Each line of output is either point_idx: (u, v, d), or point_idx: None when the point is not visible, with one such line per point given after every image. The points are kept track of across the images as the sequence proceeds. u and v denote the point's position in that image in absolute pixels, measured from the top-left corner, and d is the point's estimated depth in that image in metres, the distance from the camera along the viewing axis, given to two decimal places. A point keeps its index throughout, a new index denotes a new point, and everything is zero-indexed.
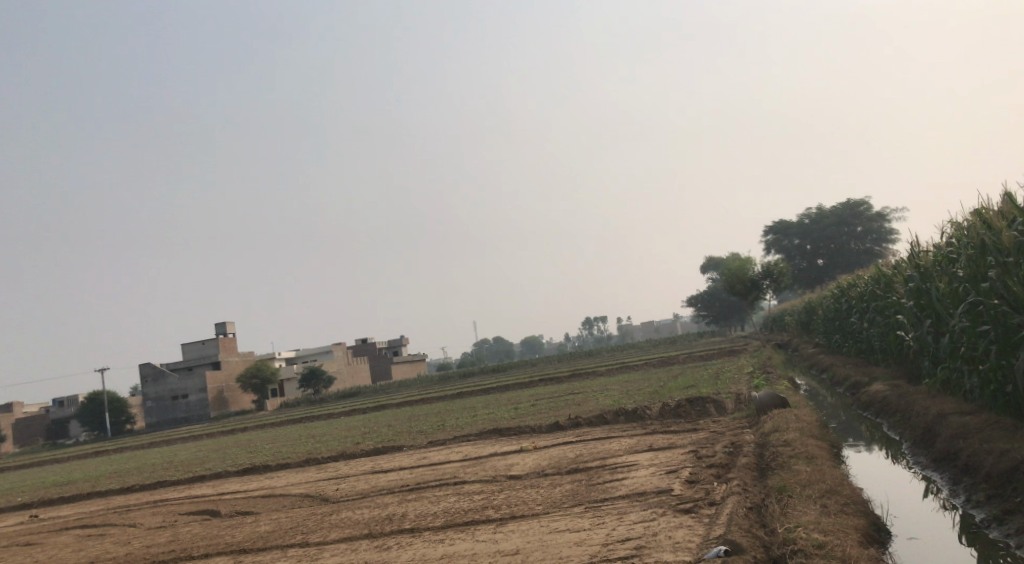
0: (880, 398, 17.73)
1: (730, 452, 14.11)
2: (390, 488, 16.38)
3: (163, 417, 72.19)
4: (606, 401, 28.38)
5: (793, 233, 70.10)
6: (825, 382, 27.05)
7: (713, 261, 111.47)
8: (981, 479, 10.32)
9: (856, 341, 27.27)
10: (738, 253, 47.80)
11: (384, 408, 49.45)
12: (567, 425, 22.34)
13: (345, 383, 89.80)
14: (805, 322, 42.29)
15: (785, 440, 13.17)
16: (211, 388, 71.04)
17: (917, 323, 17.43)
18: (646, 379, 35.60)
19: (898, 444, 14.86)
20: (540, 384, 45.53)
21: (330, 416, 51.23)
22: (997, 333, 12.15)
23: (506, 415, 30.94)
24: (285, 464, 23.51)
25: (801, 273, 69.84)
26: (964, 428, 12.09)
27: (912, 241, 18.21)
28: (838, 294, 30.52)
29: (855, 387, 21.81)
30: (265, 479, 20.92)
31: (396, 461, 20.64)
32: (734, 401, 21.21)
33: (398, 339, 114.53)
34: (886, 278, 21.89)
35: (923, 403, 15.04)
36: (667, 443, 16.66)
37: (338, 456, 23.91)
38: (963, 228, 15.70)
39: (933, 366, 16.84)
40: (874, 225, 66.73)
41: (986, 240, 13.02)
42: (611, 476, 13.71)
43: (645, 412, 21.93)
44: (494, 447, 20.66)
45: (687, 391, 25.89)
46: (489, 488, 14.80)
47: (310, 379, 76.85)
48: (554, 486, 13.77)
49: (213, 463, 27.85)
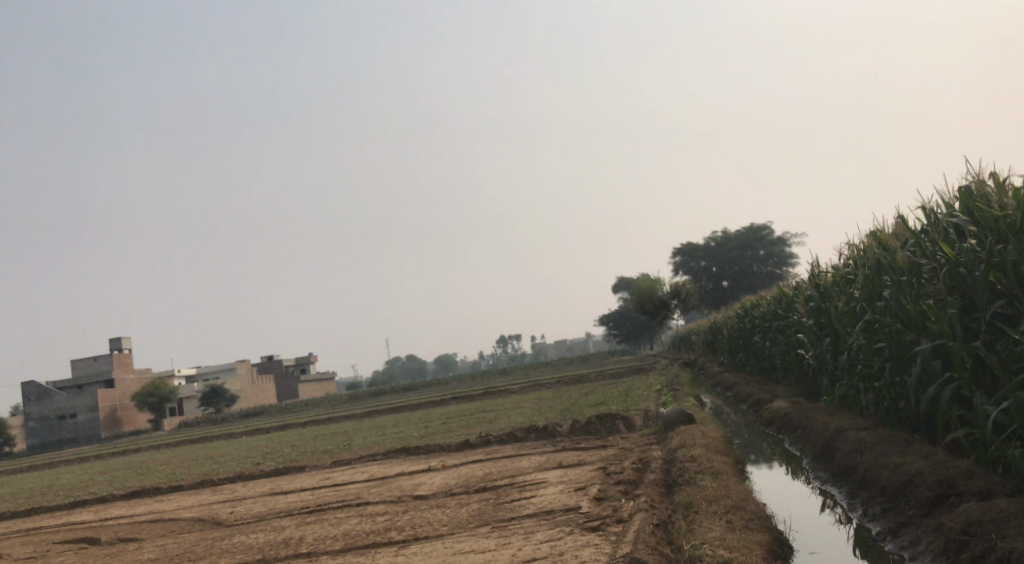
0: (782, 415, 18.07)
1: (638, 468, 14.15)
2: (291, 510, 15.91)
3: (49, 439, 69.10)
4: (516, 419, 28.33)
5: (700, 255, 71.60)
6: (730, 400, 27.53)
7: (623, 281, 112.97)
8: (877, 492, 10.51)
9: (759, 359, 27.87)
10: (647, 273, 48.46)
11: (289, 427, 48.43)
12: (475, 443, 22.15)
13: (249, 402, 87.71)
14: (711, 340, 43.12)
15: (690, 456, 13.26)
16: (103, 407, 68.39)
17: (817, 341, 17.85)
18: (556, 396, 35.71)
19: (799, 460, 15.12)
20: (449, 403, 45.23)
21: (232, 436, 49.87)
22: (891, 351, 12.45)
23: (414, 434, 30.58)
24: (179, 487, 22.69)
25: (707, 294, 71.26)
26: (860, 443, 12.35)
27: (811, 262, 18.68)
28: (742, 314, 31.20)
29: (758, 405, 22.22)
30: (158, 502, 20.14)
31: (299, 482, 20.12)
32: (642, 418, 21.36)
33: (306, 357, 112.70)
34: (788, 298, 22.42)
35: (822, 419, 15.35)
36: (575, 460, 16.65)
37: (237, 477, 23.21)
38: (859, 249, 16.18)
39: (832, 383, 17.25)
40: (776, 249, 68.65)
41: (881, 260, 13.36)
42: (519, 495, 13.56)
43: (555, 429, 21.90)
44: (401, 466, 20.32)
45: (596, 408, 25.98)
46: (393, 509, 14.49)
47: (210, 397, 74.80)
48: (460, 506, 13.56)
49: (103, 486, 26.73)
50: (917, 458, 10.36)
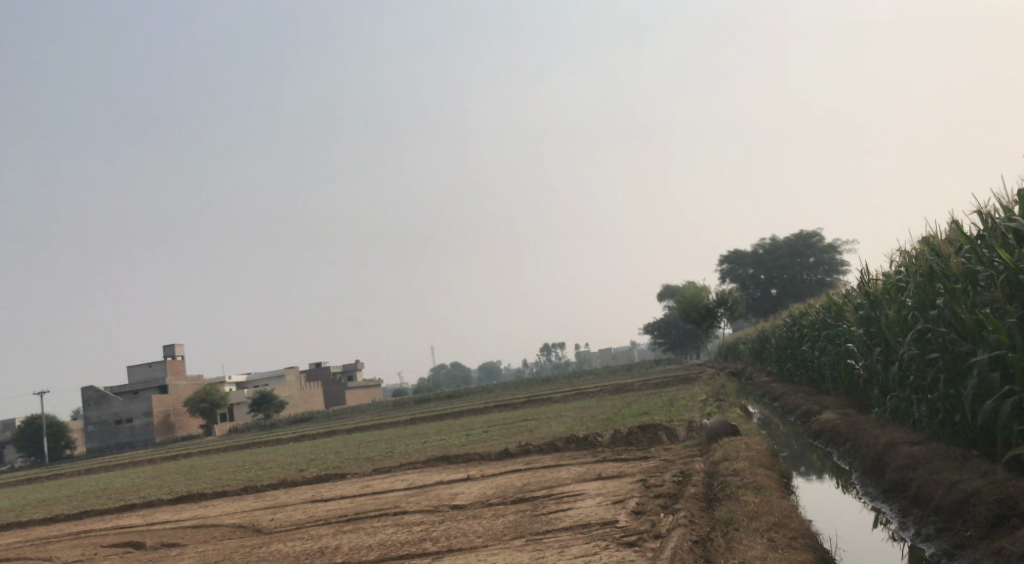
0: (830, 427, 17.51)
1: (679, 481, 13.74)
2: (327, 519, 15.75)
3: (106, 442, 70.13)
4: (558, 428, 28.00)
5: (748, 263, 70.60)
6: (778, 411, 26.90)
7: (669, 290, 111.93)
8: (930, 511, 10.02)
9: (808, 369, 27.20)
10: (693, 281, 47.81)
11: (334, 434, 48.52)
12: (516, 453, 21.84)
13: (297, 408, 88.36)
14: (758, 350, 42.36)
15: (733, 470, 12.81)
16: (157, 412, 69.31)
17: (867, 351, 17.28)
18: (600, 405, 35.29)
19: (849, 474, 14.59)
20: (492, 411, 44.99)
21: (277, 441, 50.13)
22: (945, 362, 11.93)
23: (456, 442, 30.37)
24: (221, 493, 22.70)
25: (754, 303, 70.24)
26: (913, 458, 11.83)
27: (861, 269, 18.10)
28: (790, 323, 30.54)
29: (806, 416, 21.62)
30: (199, 508, 20.15)
31: (338, 489, 19.99)
32: (686, 429, 20.90)
33: (353, 364, 113.35)
34: (837, 307, 21.81)
35: (872, 432, 14.80)
36: (615, 471, 16.28)
37: (278, 484, 23.16)
38: (911, 256, 15.61)
39: (883, 395, 16.66)
40: (825, 257, 67.48)
41: (935, 267, 12.83)
42: (556, 507, 13.22)
43: (597, 439, 21.51)
44: (440, 475, 20.09)
45: (640, 418, 25.52)
46: (429, 519, 14.24)
47: (261, 403, 75.36)
48: (497, 518, 13.27)
49: (148, 491, 26.90)
50: (974, 475, 9.85)
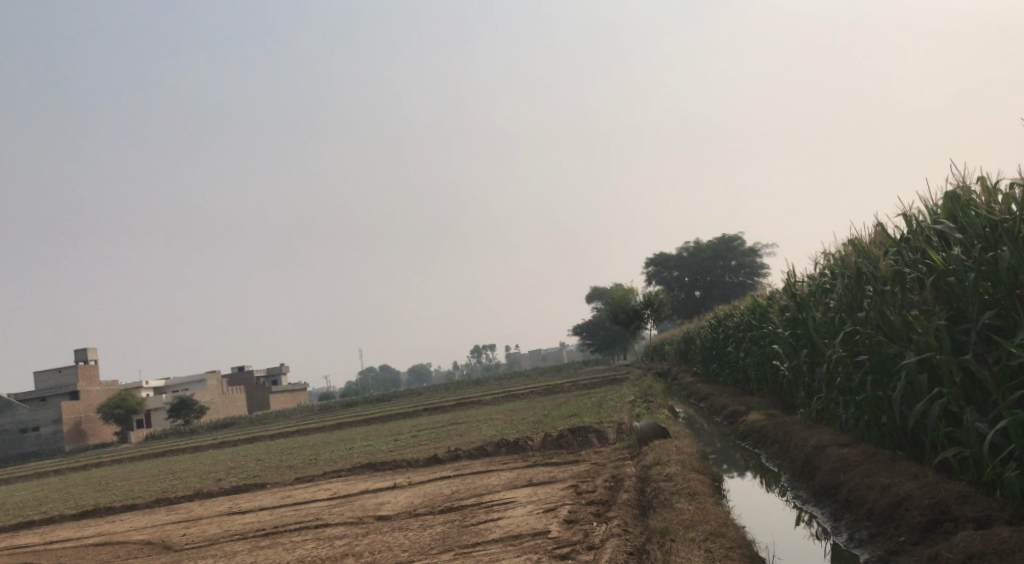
0: (758, 428, 17.50)
1: (611, 486, 13.50)
2: (246, 533, 15.13)
3: (10, 452, 67.39)
4: (487, 432, 27.68)
5: (672, 265, 71.29)
6: (704, 411, 26.99)
7: (598, 291, 112.46)
8: (863, 515, 9.94)
9: (733, 370, 27.35)
10: (621, 283, 47.92)
11: (255, 440, 47.38)
12: (443, 459, 21.42)
13: (218, 413, 86.35)
14: (684, 350, 42.68)
15: (666, 475, 12.63)
16: (66, 420, 66.91)
17: (793, 353, 17.31)
18: (529, 408, 35.07)
19: (777, 477, 14.53)
20: (419, 415, 44.47)
21: (196, 449, 48.74)
22: (873, 364, 11.90)
23: (382, 447, 29.83)
24: (132, 506, 21.76)
25: (679, 304, 70.93)
26: (843, 460, 11.79)
27: (787, 271, 18.15)
28: (715, 324, 30.74)
29: (732, 417, 21.66)
30: (108, 524, 19.24)
31: (257, 500, 19.30)
32: (615, 431, 20.75)
33: (276, 367, 111.40)
34: (762, 308, 21.91)
35: (801, 433, 14.78)
36: (546, 477, 15.99)
37: (194, 495, 22.32)
38: (836, 258, 15.68)
39: (809, 395, 16.72)
40: (747, 259, 68.61)
41: (862, 269, 12.82)
42: (486, 517, 12.84)
43: (527, 443, 21.21)
44: (365, 483, 19.55)
45: (569, 421, 25.33)
46: (353, 532, 13.75)
47: (180, 408, 73.31)
48: (425, 529, 12.86)
49: (55, 505, 25.74)
50: (906, 479, 9.81)
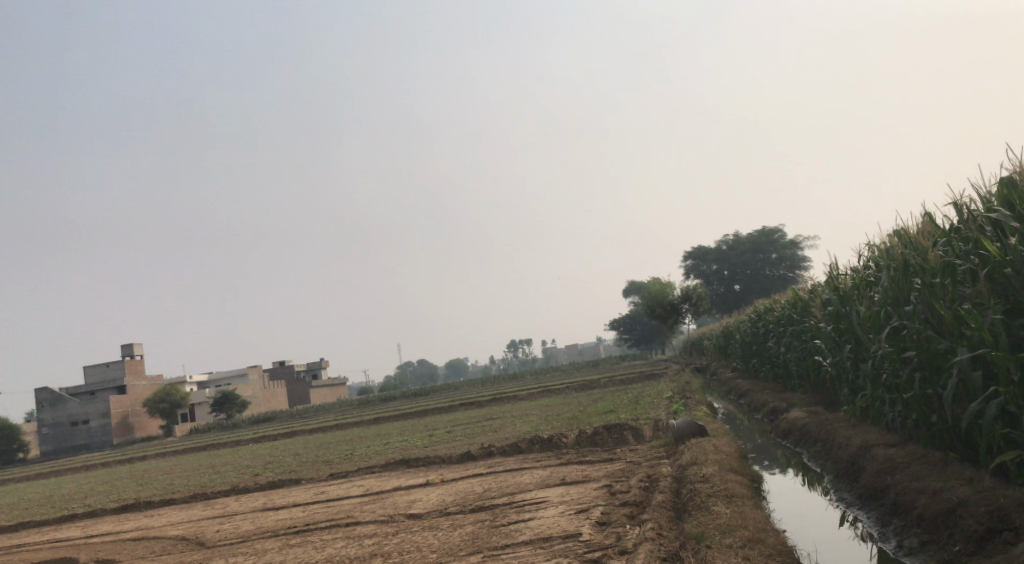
0: (799, 426, 16.92)
1: (646, 487, 13.05)
2: (276, 530, 14.92)
3: (60, 445, 68.38)
4: (522, 428, 27.33)
5: (711, 259, 70.40)
6: (744, 407, 26.39)
7: (636, 285, 111.68)
8: (913, 521, 9.42)
9: (773, 365, 26.72)
10: (658, 276, 47.28)
11: (294, 434, 47.51)
12: (477, 455, 21.10)
13: (259, 407, 86.97)
14: (723, 345, 41.97)
15: (703, 476, 12.15)
16: (115, 413, 67.69)
17: (836, 349, 16.72)
18: (566, 403, 34.66)
19: (819, 477, 14.00)
20: (456, 409, 44.24)
21: (235, 443, 48.98)
22: (921, 361, 11.33)
23: (418, 443, 29.59)
24: (168, 501, 21.73)
25: (719, 298, 70.00)
26: (890, 461, 11.25)
27: (830, 264, 17.55)
28: (755, 319, 30.09)
29: (773, 414, 21.07)
30: (144, 518, 19.19)
31: (291, 496, 19.12)
32: (652, 429, 20.28)
33: (317, 362, 112.04)
34: (803, 302, 21.29)
35: (844, 432, 14.21)
36: (579, 475, 15.58)
37: (229, 490, 22.23)
38: (881, 249, 15.08)
39: (852, 393, 16.13)
40: (788, 252, 67.57)
41: (910, 261, 12.24)
42: (517, 517, 12.45)
43: (561, 440, 20.79)
44: (398, 480, 19.29)
45: (606, 417, 24.89)
46: (382, 531, 13.46)
47: (222, 403, 73.83)
48: (454, 529, 12.52)
49: (95, 499, 25.84)
50: (959, 483, 9.27)
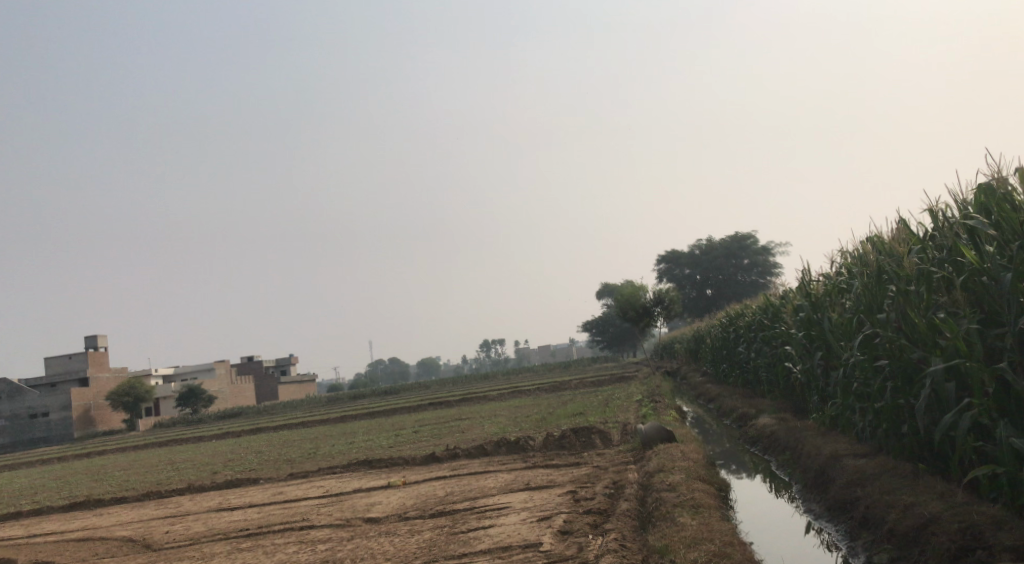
0: (768, 433, 16.65)
1: (610, 494, 12.69)
2: (229, 533, 14.42)
3: (20, 437, 67.09)
4: (489, 429, 26.93)
5: (684, 263, 70.41)
6: (713, 412, 26.14)
7: (609, 287, 111.67)
8: (883, 536, 9.15)
9: (743, 370, 26.52)
10: (630, 279, 47.04)
11: (259, 431, 46.78)
12: (441, 457, 20.65)
13: (226, 403, 85.92)
14: (694, 349, 41.75)
15: (669, 484, 11.83)
16: (76, 406, 66.47)
17: (807, 356, 16.49)
18: (535, 405, 34.26)
19: (786, 486, 13.72)
20: (424, 409, 43.72)
21: (198, 439, 48.15)
22: (894, 371, 11.07)
23: (382, 443, 29.09)
24: (121, 499, 21.10)
25: (690, 302, 69.96)
26: (860, 472, 10.98)
27: (802, 270, 17.31)
28: (726, 323, 29.86)
29: (742, 420, 20.80)
30: (93, 517, 18.62)
31: (247, 496, 18.63)
32: (620, 433, 19.95)
33: (286, 358, 111.04)
34: (775, 308, 21.04)
35: (814, 441, 13.93)
36: (544, 480, 15.20)
37: (185, 488, 21.66)
38: (854, 256, 14.86)
39: (822, 401, 15.88)
40: (760, 258, 67.69)
41: (884, 267, 11.99)
42: (477, 523, 12.04)
43: (527, 443, 20.41)
44: (359, 481, 18.81)
45: (574, 419, 24.58)
46: (338, 536, 13.03)
47: (188, 397, 72.78)
48: (411, 535, 12.11)
49: (47, 495, 25.12)
50: (931, 497, 9.00)
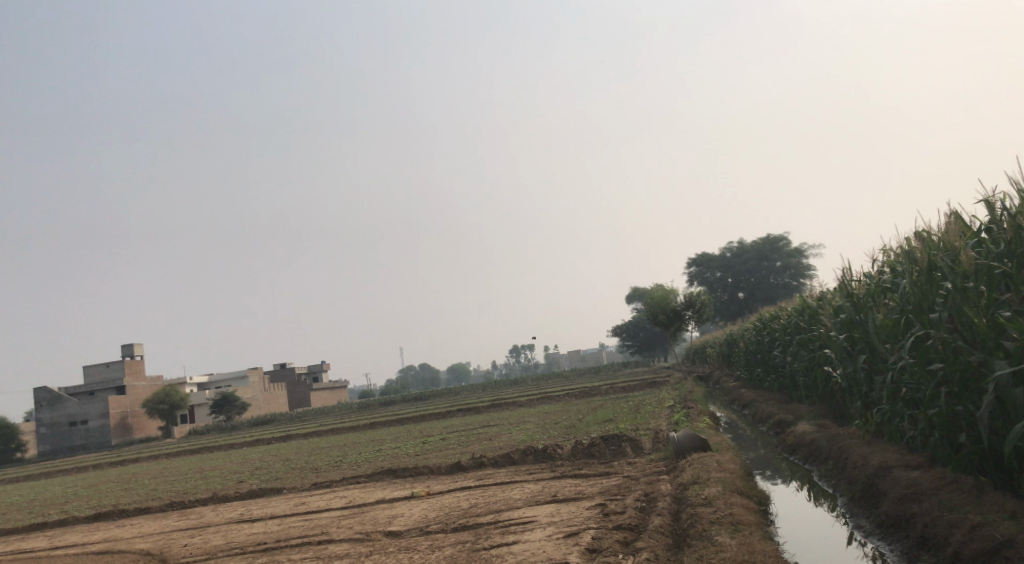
0: (808, 441, 15.78)
1: (642, 508, 11.94)
2: (245, 547, 13.84)
3: (57, 445, 67.29)
4: (518, 437, 26.23)
5: (715, 266, 69.25)
6: (748, 418, 25.26)
7: (639, 291, 110.84)
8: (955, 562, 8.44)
9: (778, 375, 25.62)
10: (661, 283, 46.12)
11: (289, 438, 46.36)
12: (467, 466, 19.96)
13: (259, 410, 85.87)
14: (726, 353, 40.80)
15: (705, 498, 11.05)
16: (112, 413, 66.58)
17: (848, 359, 15.60)
18: (565, 411, 33.53)
19: (830, 497, 12.89)
20: (453, 415, 43.11)
21: (228, 446, 47.88)
22: (951, 374, 10.29)
23: (410, 450, 28.50)
24: (144, 509, 20.59)
25: (722, 306, 68.83)
26: (914, 486, 10.20)
27: (843, 268, 16.42)
28: (760, 326, 28.99)
29: (779, 427, 19.91)
30: (115, 528, 18.16)
31: (270, 507, 18.07)
32: (652, 441, 19.15)
33: (318, 364, 110.94)
34: (811, 310, 20.19)
35: (859, 450, 13.10)
36: (572, 491, 14.43)
37: (208, 498, 21.14)
38: (899, 254, 13.97)
39: (865, 406, 15.01)
40: (793, 260, 66.43)
41: (936, 263, 11.22)
42: (501, 540, 11.34)
43: (555, 451, 19.66)
44: (384, 491, 18.17)
45: (604, 426, 23.80)
46: (356, 551, 12.37)
47: (221, 404, 72.67)
48: (431, 551, 11.43)
49: (75, 505, 24.71)
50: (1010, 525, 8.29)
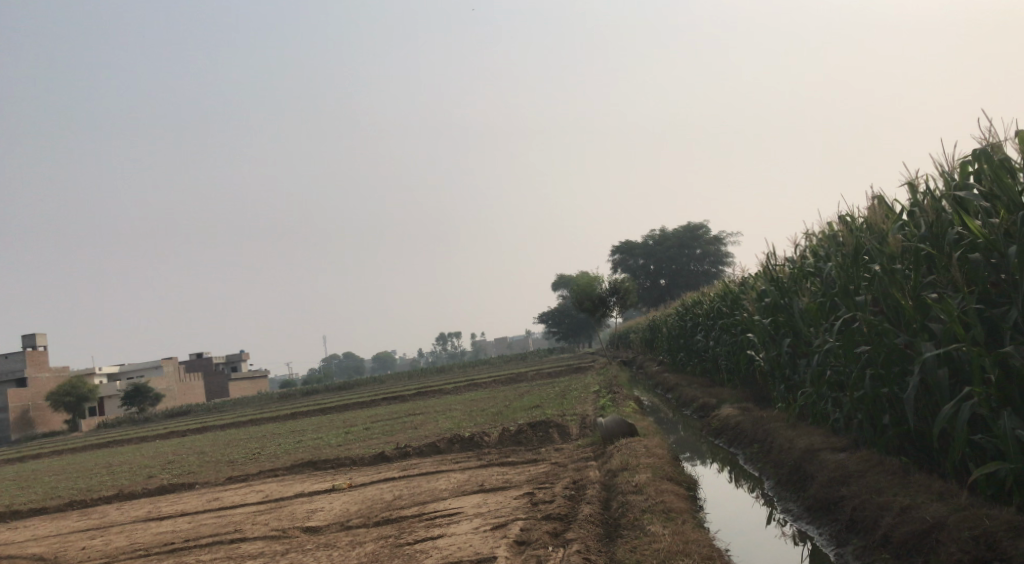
0: (732, 424, 15.71)
1: (571, 496, 11.65)
2: (150, 548, 13.12)
3: None
4: (442, 425, 25.81)
5: (638, 253, 69.70)
6: (671, 402, 25.27)
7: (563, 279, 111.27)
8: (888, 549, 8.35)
9: (701, 359, 25.70)
10: (586, 269, 46.06)
11: (204, 430, 45.02)
12: (391, 456, 19.45)
13: (174, 401, 83.54)
14: (649, 339, 41.00)
15: (636, 484, 10.80)
16: (14, 407, 63.85)
17: (772, 343, 15.54)
18: (490, 398, 33.23)
19: (755, 480, 12.77)
20: (376, 404, 42.43)
21: (139, 439, 46.29)
22: (877, 356, 10.21)
23: (330, 441, 27.82)
24: (42, 509, 19.55)
25: (644, 293, 69.36)
26: (842, 467, 10.13)
27: (767, 253, 16.37)
28: (682, 311, 29.07)
29: (703, 410, 19.90)
30: (10, 530, 17.17)
31: (180, 503, 17.29)
32: (579, 427, 18.92)
33: (236, 354, 108.53)
34: (734, 295, 20.20)
35: (784, 433, 13.03)
36: (500, 480, 14.07)
37: (112, 496, 20.19)
38: (823, 239, 13.94)
39: (789, 390, 14.99)
40: (712, 248, 67.30)
41: (862, 245, 11.15)
42: (426, 533, 10.93)
43: (482, 439, 19.30)
44: (303, 484, 17.56)
45: (530, 413, 23.54)
46: (271, 549, 11.81)
47: (133, 396, 70.40)
48: (352, 548, 10.94)
49: None
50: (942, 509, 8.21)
